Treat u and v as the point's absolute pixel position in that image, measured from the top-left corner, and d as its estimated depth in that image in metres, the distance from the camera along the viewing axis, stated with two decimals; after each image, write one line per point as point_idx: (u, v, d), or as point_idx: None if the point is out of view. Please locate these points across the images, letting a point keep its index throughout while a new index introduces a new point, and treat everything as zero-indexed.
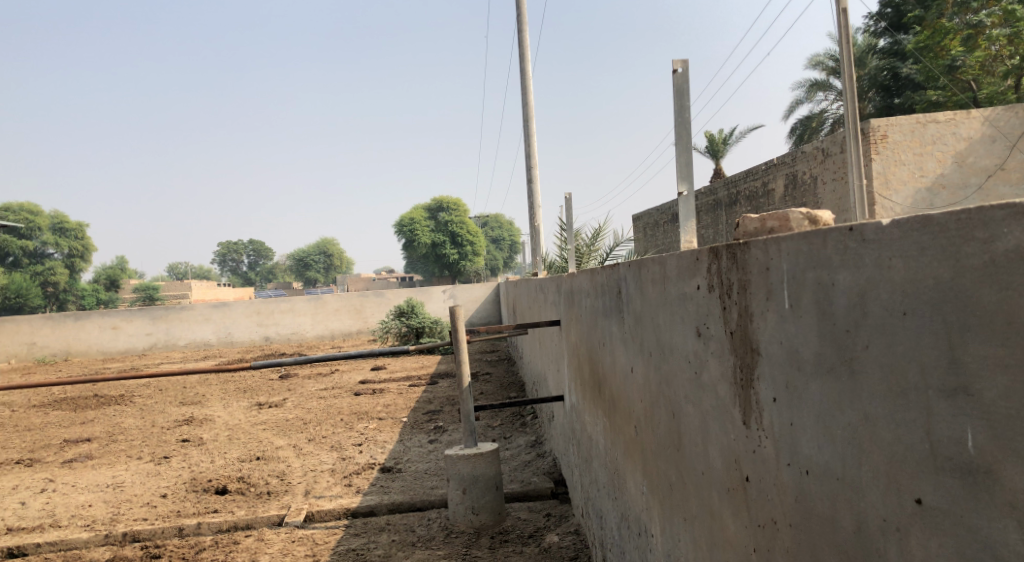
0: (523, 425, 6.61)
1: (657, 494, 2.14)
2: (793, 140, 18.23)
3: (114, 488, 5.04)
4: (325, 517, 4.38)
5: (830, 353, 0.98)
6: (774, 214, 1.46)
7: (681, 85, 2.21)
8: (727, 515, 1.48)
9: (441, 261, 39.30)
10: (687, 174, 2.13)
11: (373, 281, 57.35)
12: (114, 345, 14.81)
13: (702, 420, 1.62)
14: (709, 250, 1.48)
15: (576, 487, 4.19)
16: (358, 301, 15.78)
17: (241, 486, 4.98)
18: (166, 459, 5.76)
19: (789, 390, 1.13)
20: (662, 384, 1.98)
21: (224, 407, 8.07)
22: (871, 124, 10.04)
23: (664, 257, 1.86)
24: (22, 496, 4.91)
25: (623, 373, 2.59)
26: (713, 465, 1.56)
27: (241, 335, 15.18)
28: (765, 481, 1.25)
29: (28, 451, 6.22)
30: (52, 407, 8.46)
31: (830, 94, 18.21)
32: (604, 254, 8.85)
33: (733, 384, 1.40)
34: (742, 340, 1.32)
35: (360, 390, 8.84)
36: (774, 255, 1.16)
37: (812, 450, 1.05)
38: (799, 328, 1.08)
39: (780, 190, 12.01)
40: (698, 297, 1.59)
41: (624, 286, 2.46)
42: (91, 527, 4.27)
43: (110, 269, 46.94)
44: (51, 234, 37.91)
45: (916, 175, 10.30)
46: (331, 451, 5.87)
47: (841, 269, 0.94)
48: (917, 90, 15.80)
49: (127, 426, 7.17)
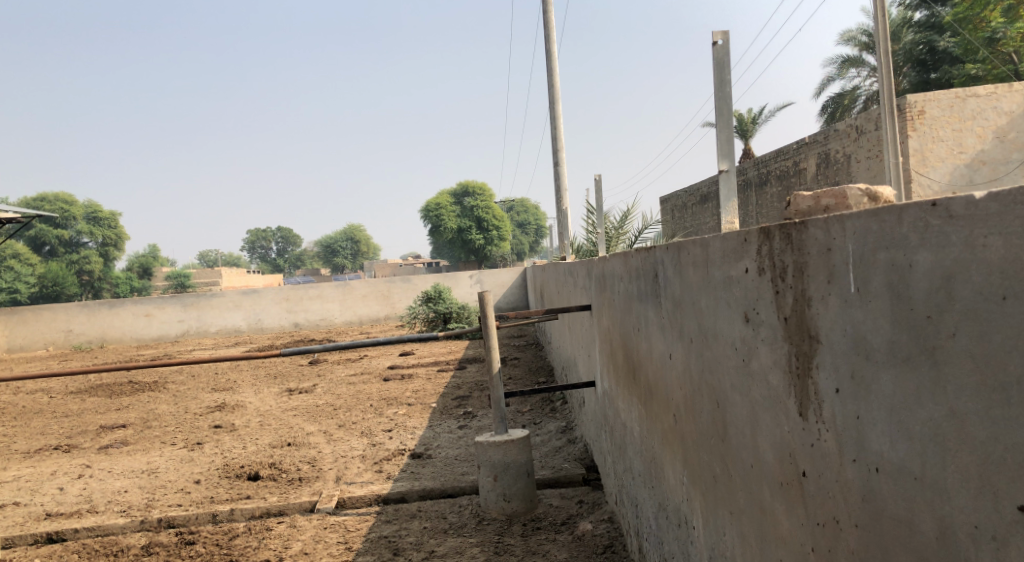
0: (553, 411, 6.57)
1: (699, 485, 2.07)
2: (825, 118, 17.73)
3: (149, 473, 5.12)
4: (356, 503, 4.40)
5: (907, 340, 0.89)
6: (829, 191, 1.36)
7: (721, 58, 2.09)
8: (780, 510, 1.40)
9: (467, 246, 39.28)
10: (728, 151, 2.03)
11: (402, 267, 57.84)
12: (148, 331, 15.12)
13: (751, 411, 1.54)
14: (759, 231, 1.39)
15: (609, 475, 4.12)
16: (385, 287, 15.87)
17: (272, 472, 5.01)
18: (199, 446, 5.84)
19: (854, 381, 1.05)
20: (704, 372, 1.90)
21: (255, 393, 8.18)
22: (907, 100, 9.68)
23: (707, 239, 1.78)
24: (60, 482, 5.02)
25: (660, 359, 2.51)
26: (764, 458, 1.47)
27: (270, 322, 15.39)
28: (825, 476, 1.18)
29: (66, 438, 6.37)
30: (89, 394, 8.65)
31: (863, 70, 17.64)
32: (633, 237, 8.73)
33: (787, 374, 1.31)
34: (799, 326, 1.24)
35: (389, 375, 8.89)
36: (837, 235, 1.06)
37: (884, 445, 0.97)
38: (866, 313, 0.99)
39: (811, 170, 11.69)
40: (746, 281, 1.51)
41: (662, 270, 2.37)
42: (127, 513, 4.34)
43: (143, 258, 48.09)
44: (85, 224, 38.89)
45: (955, 151, 9.91)
46: (362, 437, 5.90)
47: (920, 249, 0.85)
48: (955, 65, 15.22)
49: (161, 412, 7.29)
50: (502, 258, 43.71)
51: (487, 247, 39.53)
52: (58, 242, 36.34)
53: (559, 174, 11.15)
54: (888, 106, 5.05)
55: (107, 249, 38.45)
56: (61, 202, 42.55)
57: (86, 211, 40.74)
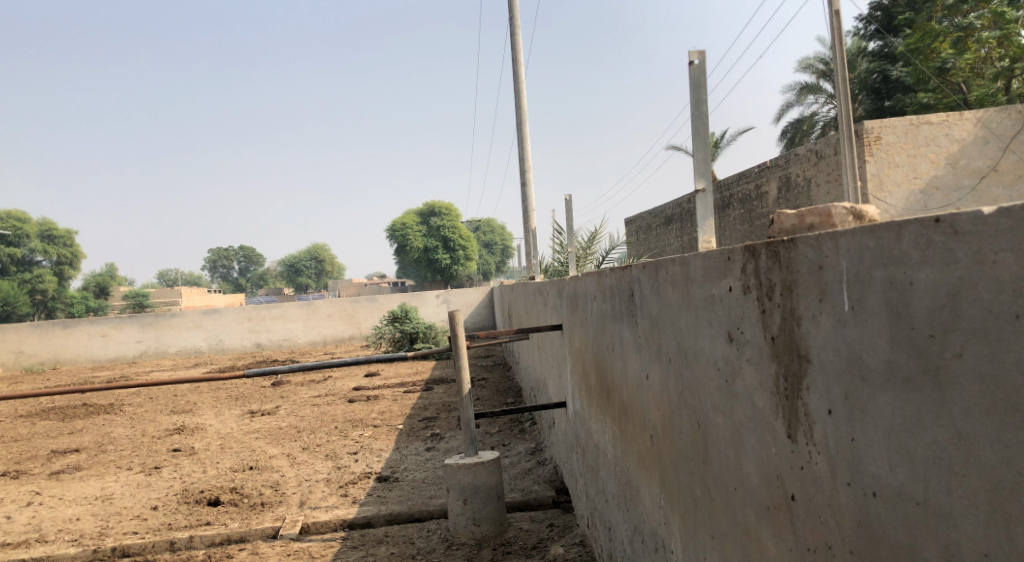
0: (522, 432, 6.50)
1: (677, 508, 2.02)
2: (785, 143, 18.21)
3: (103, 500, 4.87)
4: (321, 529, 4.24)
5: (907, 361, 0.87)
6: (813, 209, 1.34)
7: (698, 78, 2.10)
8: (767, 535, 1.36)
9: (433, 266, 39.11)
10: (705, 170, 2.02)
11: (368, 286, 57.34)
12: (104, 353, 14.58)
13: (735, 432, 1.51)
14: (743, 248, 1.37)
15: (581, 498, 4.06)
16: (351, 307, 15.62)
17: (234, 497, 4.82)
18: (157, 470, 5.60)
19: (848, 402, 1.02)
20: (683, 392, 1.88)
21: (216, 415, 7.91)
22: (865, 126, 10.02)
23: (687, 257, 1.76)
24: (6, 510, 4.74)
25: (636, 379, 2.48)
26: (749, 480, 1.44)
27: (232, 342, 15.00)
28: (816, 501, 1.14)
29: (14, 463, 6.04)
30: (39, 417, 8.26)
31: (821, 97, 18.19)
32: (600, 257, 8.77)
33: (774, 394, 1.29)
34: (787, 345, 1.21)
35: (355, 396, 8.72)
36: (829, 252, 1.04)
37: (881, 470, 0.94)
38: (860, 331, 0.97)
39: (773, 193, 11.93)
40: (729, 299, 1.49)
41: (637, 289, 2.35)
42: (78, 541, 4.10)
43: (99, 277, 46.66)
44: (39, 242, 37.67)
45: (910, 177, 10.26)
46: (326, 460, 5.73)
47: (922, 267, 0.83)
48: (907, 93, 15.84)
49: (116, 435, 6.99)
50: (468, 277, 43.59)
51: (454, 267, 39.38)
52: (9, 260, 35.16)
53: (527, 194, 11.19)
54: (846, 133, 5.12)
55: (60, 268, 37.16)
56: (14, 219, 41.16)
57: (39, 228, 39.46)
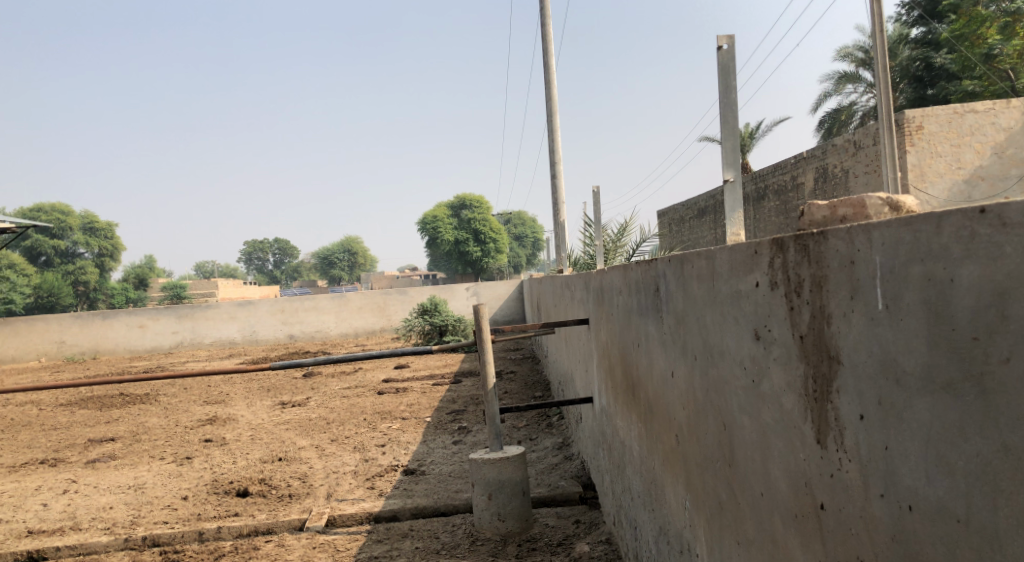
0: (549, 426, 6.45)
1: (702, 511, 1.96)
2: (822, 134, 17.73)
3: (135, 489, 4.97)
4: (346, 522, 4.26)
5: (946, 365, 0.80)
6: (845, 200, 1.26)
7: (726, 64, 2.01)
8: (795, 545, 1.29)
9: (463, 259, 39.23)
10: (733, 160, 1.94)
11: (399, 278, 57.90)
12: (141, 343, 14.95)
13: (761, 435, 1.44)
14: (771, 242, 1.30)
15: (607, 494, 3.99)
16: (381, 299, 15.74)
17: (262, 488, 4.88)
18: (188, 460, 5.70)
19: (882, 407, 0.94)
20: (709, 391, 1.81)
21: (247, 406, 8.03)
22: (905, 115, 9.65)
23: (712, 250, 1.69)
24: (44, 498, 4.87)
25: (661, 376, 2.41)
26: (776, 486, 1.37)
27: (265, 333, 15.26)
28: (846, 512, 1.07)
29: (53, 451, 6.21)
30: (79, 406, 8.49)
31: (860, 86, 17.64)
32: (630, 250, 8.65)
33: (802, 397, 1.21)
34: (816, 345, 1.14)
35: (384, 388, 8.77)
36: (861, 246, 0.96)
37: (918, 481, 0.87)
38: (895, 331, 0.89)
39: (809, 185, 11.63)
40: (756, 296, 1.41)
41: (662, 284, 2.28)
42: (110, 530, 4.19)
43: (138, 269, 47.90)
44: (82, 234, 38.89)
45: (953, 167, 9.88)
46: (354, 452, 5.77)
47: (964, 262, 0.76)
48: (952, 81, 15.20)
49: (151, 425, 7.14)
50: (498, 270, 43.63)
51: (484, 260, 39.41)
52: (54, 252, 36.38)
53: (557, 187, 11.10)
54: (886, 122, 4.92)
55: (103, 260, 38.35)
56: (58, 213, 42.50)
57: (82, 221, 40.68)
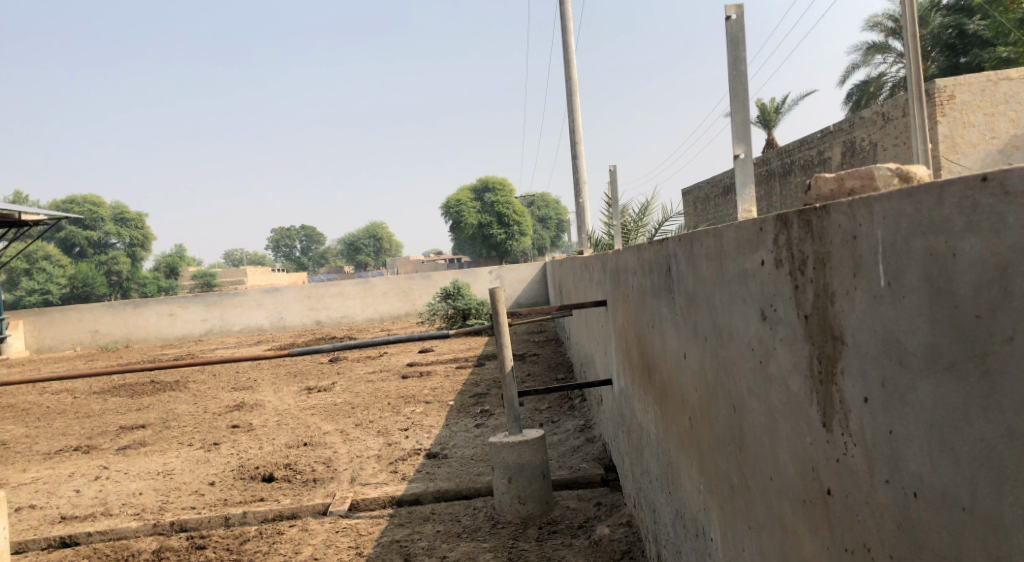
0: (571, 409, 6.43)
1: (715, 495, 1.92)
2: (850, 106, 17.23)
3: (164, 475, 5.08)
4: (369, 506, 4.31)
5: (949, 345, 0.75)
6: (854, 172, 1.20)
7: (735, 35, 1.93)
8: (804, 531, 1.25)
9: (487, 242, 39.21)
10: (744, 134, 1.86)
11: (425, 263, 58.20)
12: (172, 331, 15.25)
13: (770, 418, 1.39)
14: (775, 218, 1.24)
15: (627, 477, 3.96)
16: (406, 284, 15.84)
17: (287, 473, 4.96)
18: (216, 446, 5.81)
19: (885, 390, 0.90)
20: (719, 373, 1.76)
21: (274, 392, 8.16)
22: (937, 84, 9.32)
23: (720, 229, 1.63)
24: (77, 484, 5.01)
25: (674, 359, 2.36)
26: (784, 471, 1.33)
27: (292, 320, 15.47)
28: (852, 498, 1.03)
29: (86, 438, 6.39)
30: (111, 394, 8.71)
31: (889, 56, 17.10)
32: (652, 230, 8.53)
33: (808, 379, 1.17)
34: (821, 325, 1.09)
35: (408, 372, 8.84)
36: (864, 220, 0.91)
37: (922, 467, 0.82)
38: (896, 311, 0.84)
39: (837, 159, 11.37)
40: (762, 274, 1.36)
41: (674, 263, 2.23)
42: (140, 515, 4.29)
43: (169, 258, 48.82)
44: (113, 225, 39.77)
45: (987, 137, 9.55)
46: (378, 437, 5.83)
47: (967, 235, 0.71)
48: (985, 48, 14.69)
49: (180, 412, 7.30)
50: (522, 252, 43.54)
51: (508, 242, 39.31)
52: (88, 243, 37.29)
53: (578, 167, 10.99)
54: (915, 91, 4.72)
55: (133, 250, 39.22)
56: (90, 205, 43.44)
57: (113, 212, 41.51)
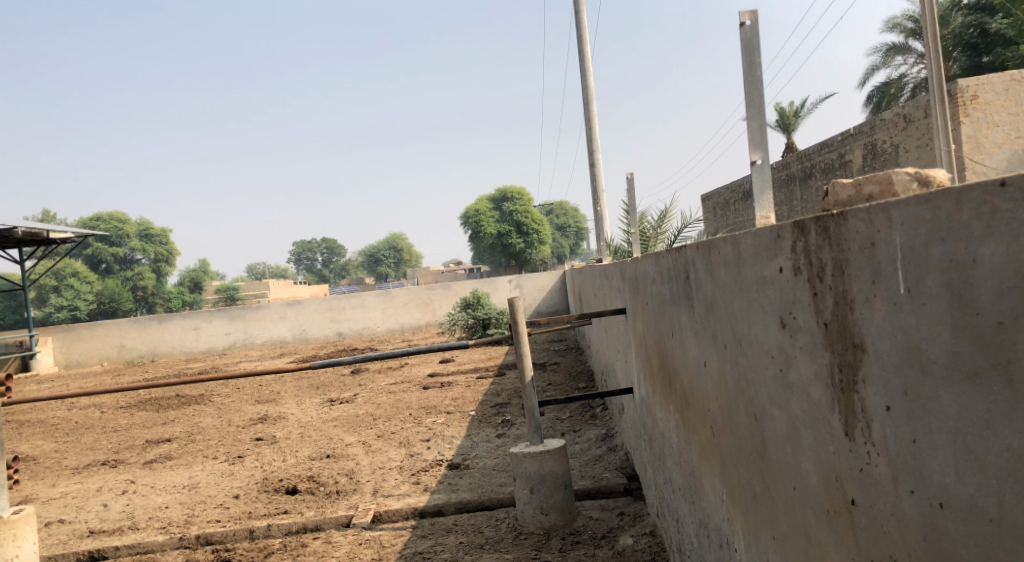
0: (593, 418, 6.40)
1: (738, 505, 1.90)
2: (871, 108, 17.02)
3: (189, 489, 5.14)
4: (392, 518, 4.31)
5: (970, 353, 0.74)
6: (872, 178, 1.19)
7: (750, 40, 1.92)
8: (828, 541, 1.23)
9: (506, 251, 39.30)
10: (761, 140, 1.85)
11: (445, 273, 58.45)
12: (196, 345, 15.47)
13: (792, 426, 1.37)
14: (792, 225, 1.24)
15: (650, 486, 3.93)
16: (426, 294, 15.91)
17: (310, 485, 4.99)
18: (240, 459, 5.87)
19: (908, 399, 0.88)
20: (739, 380, 1.74)
21: (297, 404, 8.23)
22: (959, 85, 9.19)
23: (737, 235, 1.62)
24: (104, 498, 5.08)
25: (694, 366, 2.35)
26: (807, 481, 1.31)
27: (314, 332, 15.60)
28: (877, 508, 1.01)
29: (113, 453, 6.49)
30: (138, 408, 8.84)
31: (909, 57, 16.87)
32: (672, 236, 8.49)
33: (829, 387, 1.15)
34: (841, 332, 1.07)
35: (429, 382, 8.86)
36: (881, 226, 0.90)
37: (947, 477, 0.81)
38: (918, 318, 0.83)
39: (858, 161, 11.23)
40: (780, 282, 1.35)
41: (692, 270, 2.21)
42: (166, 529, 4.35)
43: (194, 273, 49.55)
44: (139, 241, 40.51)
45: (1012, 136, 9.37)
46: (399, 448, 5.84)
47: (986, 241, 0.70)
48: (1008, 46, 14.45)
49: (204, 425, 7.39)
50: (542, 260, 43.55)
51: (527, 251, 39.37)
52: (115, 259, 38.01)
53: (596, 175, 10.98)
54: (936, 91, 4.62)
55: (159, 266, 39.83)
56: (117, 222, 44.30)
57: (138, 228, 42.26)
